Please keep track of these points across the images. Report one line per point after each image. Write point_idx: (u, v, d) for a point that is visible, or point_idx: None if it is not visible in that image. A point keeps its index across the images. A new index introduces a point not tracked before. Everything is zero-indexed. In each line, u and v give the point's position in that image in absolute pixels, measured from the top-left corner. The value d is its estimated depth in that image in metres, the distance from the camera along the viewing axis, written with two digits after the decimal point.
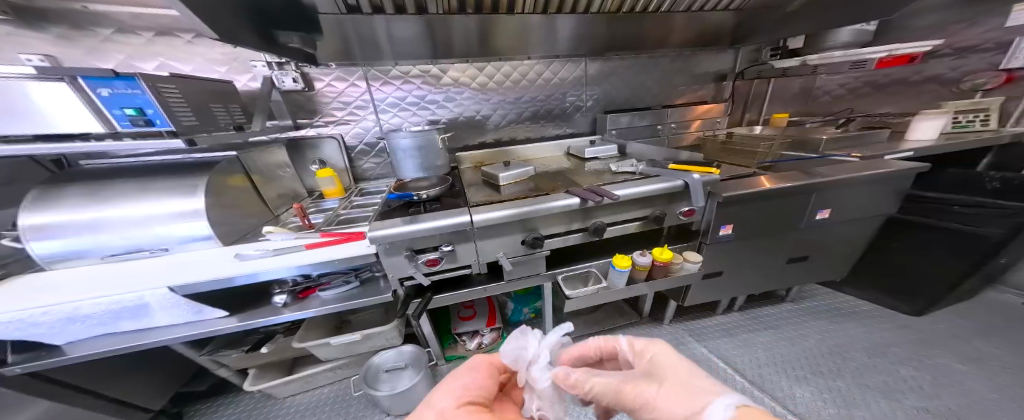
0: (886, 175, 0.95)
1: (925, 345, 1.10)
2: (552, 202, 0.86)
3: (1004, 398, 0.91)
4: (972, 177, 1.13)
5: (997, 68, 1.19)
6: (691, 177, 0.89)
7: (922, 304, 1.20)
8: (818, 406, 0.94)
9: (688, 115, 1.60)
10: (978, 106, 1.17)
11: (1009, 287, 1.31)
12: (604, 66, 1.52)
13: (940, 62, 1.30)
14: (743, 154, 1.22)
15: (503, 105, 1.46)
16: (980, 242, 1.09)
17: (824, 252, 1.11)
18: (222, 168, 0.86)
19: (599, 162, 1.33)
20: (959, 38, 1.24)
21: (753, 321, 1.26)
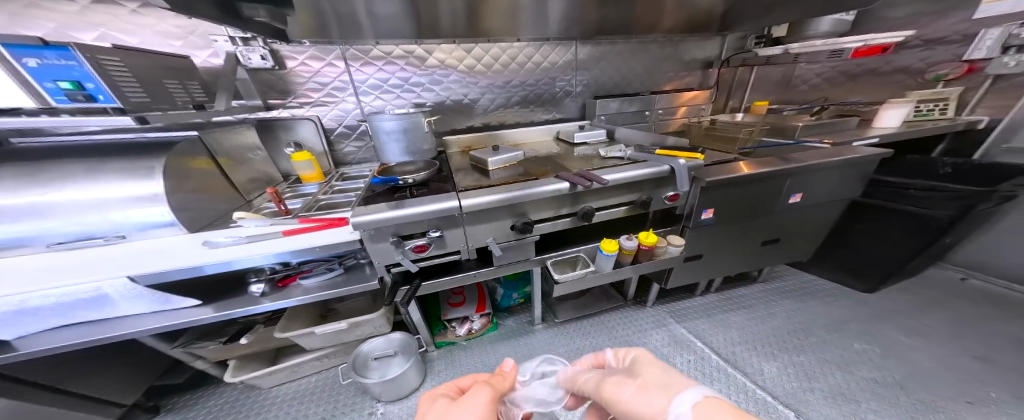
0: (854, 160, 1.00)
1: (878, 320, 1.19)
2: (541, 187, 0.86)
3: (939, 367, 1.00)
4: (929, 163, 1.25)
5: (961, 58, 1.23)
6: (678, 162, 0.90)
7: (876, 281, 1.30)
8: (782, 380, 1.00)
9: (675, 101, 1.61)
10: (939, 95, 1.23)
11: (951, 264, 1.43)
12: (595, 50, 1.50)
13: (910, 54, 1.34)
14: (726, 141, 1.24)
15: (490, 87, 1.42)
16: (932, 223, 1.12)
17: (795, 235, 1.17)
18: (181, 149, 0.80)
19: (588, 147, 1.33)
20: (929, 30, 1.28)
21: (729, 301, 1.33)
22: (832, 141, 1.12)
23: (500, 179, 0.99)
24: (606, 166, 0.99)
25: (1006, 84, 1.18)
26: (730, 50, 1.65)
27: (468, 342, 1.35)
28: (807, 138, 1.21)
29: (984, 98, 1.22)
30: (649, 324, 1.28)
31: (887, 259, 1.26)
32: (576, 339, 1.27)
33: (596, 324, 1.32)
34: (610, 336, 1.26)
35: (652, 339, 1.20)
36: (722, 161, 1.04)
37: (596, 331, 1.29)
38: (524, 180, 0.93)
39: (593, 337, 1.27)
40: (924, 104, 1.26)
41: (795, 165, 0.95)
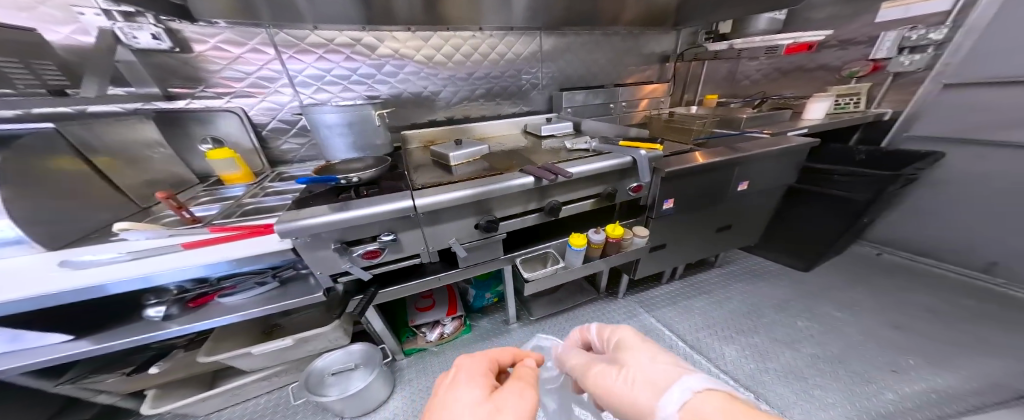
0: (789, 148, 1.09)
1: (814, 297, 1.33)
2: (506, 182, 0.82)
3: (866, 339, 1.12)
4: (846, 151, 1.40)
5: (866, 58, 1.38)
6: (639, 153, 0.91)
7: (809, 262, 1.46)
8: (740, 362, 1.08)
9: (637, 94, 1.65)
10: (853, 90, 1.42)
11: (868, 241, 1.63)
12: (557, 41, 1.47)
13: (829, 53, 1.48)
14: (682, 131, 1.33)
15: (446, 80, 1.33)
16: (851, 205, 1.28)
17: (744, 220, 1.26)
18: (30, 146, 0.65)
19: (555, 140, 1.32)
20: (843, 31, 1.42)
21: (690, 288, 1.41)
22: (772, 131, 1.21)
23: (461, 174, 0.94)
24: (572, 159, 0.98)
25: (903, 82, 1.35)
26: (683, 45, 1.72)
27: (440, 347, 1.29)
28: (754, 129, 1.30)
29: (888, 94, 1.39)
30: (621, 315, 1.32)
31: (819, 240, 1.40)
32: (551, 336, 1.27)
33: (571, 318, 1.34)
34: None
35: None
36: (679, 152, 1.08)
37: (571, 326, 1.30)
38: (487, 175, 0.89)
39: (568, 332, 1.28)
40: (845, 97, 1.42)
41: (744, 154, 1.01)
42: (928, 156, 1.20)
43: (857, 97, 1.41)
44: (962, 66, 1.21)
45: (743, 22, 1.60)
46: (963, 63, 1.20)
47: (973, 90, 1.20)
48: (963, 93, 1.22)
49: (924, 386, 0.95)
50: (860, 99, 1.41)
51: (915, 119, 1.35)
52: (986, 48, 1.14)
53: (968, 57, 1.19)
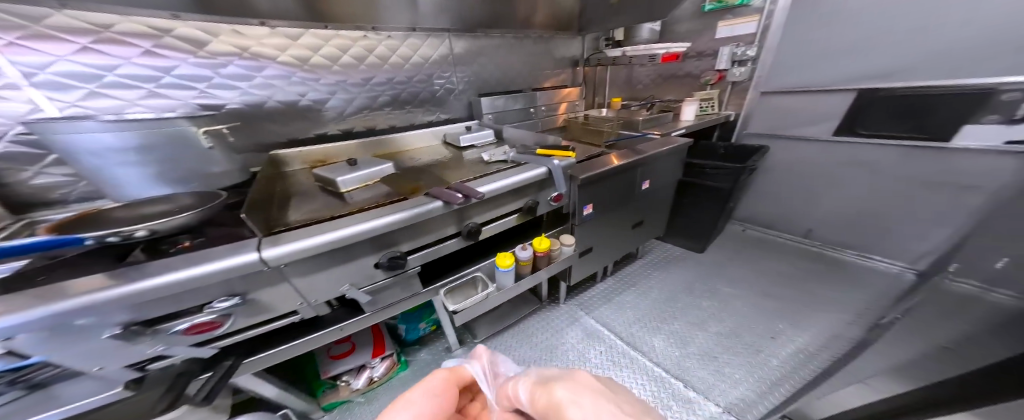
0: (676, 147, 1.24)
1: (714, 273, 1.53)
2: (407, 210, 0.68)
3: (747, 311, 1.28)
4: (707, 147, 1.74)
5: (714, 68, 1.70)
6: (553, 163, 0.89)
7: (702, 243, 1.68)
8: (666, 350, 1.15)
9: (554, 98, 1.68)
10: (709, 96, 1.73)
11: (738, 221, 1.99)
12: (465, 44, 1.38)
13: (690, 62, 1.78)
14: (592, 135, 1.40)
15: (321, 89, 1.09)
16: (718, 193, 1.49)
17: (653, 214, 1.40)
18: None
19: (474, 150, 1.23)
20: (698, 44, 1.72)
21: (621, 284, 1.49)
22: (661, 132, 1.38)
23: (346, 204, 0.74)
24: (489, 172, 0.90)
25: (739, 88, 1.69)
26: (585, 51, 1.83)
27: (367, 396, 1.08)
28: (648, 130, 1.47)
29: (732, 97, 1.73)
30: (564, 320, 1.31)
31: (704, 224, 1.62)
32: None
33: (516, 334, 1.27)
34: (530, 343, 1.22)
35: (568, 337, 1.22)
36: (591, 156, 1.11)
37: (515, 343, 1.23)
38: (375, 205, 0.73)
39: (512, 351, 1.20)
40: (706, 100, 1.74)
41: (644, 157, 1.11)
42: (760, 148, 1.55)
43: (715, 100, 1.72)
44: (768, 79, 1.59)
45: (631, 31, 1.79)
46: (768, 78, 1.59)
47: (776, 96, 1.60)
48: (773, 98, 1.62)
49: (794, 345, 1.11)
50: (717, 102, 1.73)
51: (753, 117, 1.71)
52: (780, 65, 1.54)
53: (771, 72, 1.58)
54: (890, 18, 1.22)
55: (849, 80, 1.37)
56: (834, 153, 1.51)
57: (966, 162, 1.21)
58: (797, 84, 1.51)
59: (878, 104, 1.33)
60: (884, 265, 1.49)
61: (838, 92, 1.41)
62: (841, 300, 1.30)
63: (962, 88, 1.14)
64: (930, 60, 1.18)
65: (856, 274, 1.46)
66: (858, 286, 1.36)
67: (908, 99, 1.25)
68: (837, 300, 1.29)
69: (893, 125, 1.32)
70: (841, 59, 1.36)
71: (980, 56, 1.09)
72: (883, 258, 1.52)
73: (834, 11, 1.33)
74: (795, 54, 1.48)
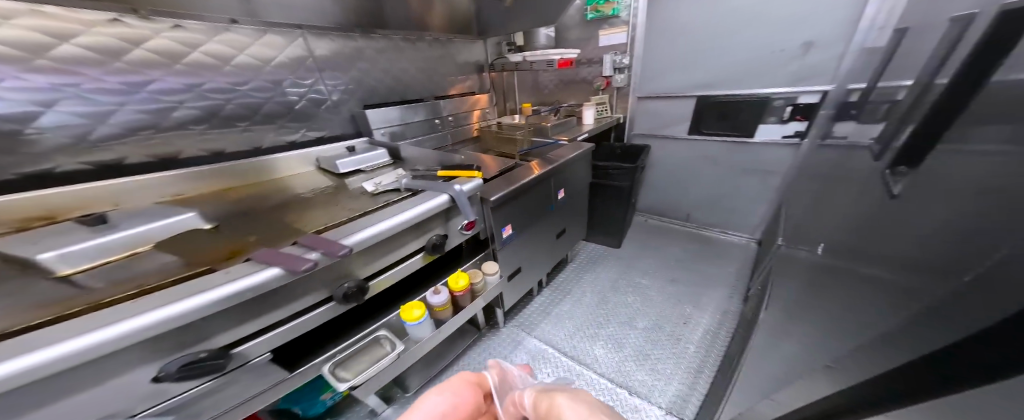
0: (583, 152, 1.29)
1: (630, 263, 1.69)
2: (227, 290, 0.47)
3: (663, 298, 1.44)
4: (604, 150, 2.01)
5: (602, 74, 1.89)
6: (455, 189, 0.75)
7: (617, 239, 1.79)
8: (607, 359, 1.17)
9: (463, 106, 1.57)
10: (601, 101, 1.93)
11: (642, 212, 2.26)
12: (348, 44, 1.21)
13: (583, 68, 1.94)
14: (507, 144, 1.39)
15: (8, 93, 0.69)
16: (623, 192, 1.63)
17: (574, 219, 1.45)
18: None
19: (365, 176, 0.99)
20: (586, 52, 1.89)
21: (559, 293, 1.51)
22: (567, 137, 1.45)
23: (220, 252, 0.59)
24: (376, 208, 0.72)
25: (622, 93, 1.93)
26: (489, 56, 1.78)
27: None
28: (554, 134, 1.52)
29: (618, 102, 1.96)
30: (507, 347, 1.23)
31: (616, 222, 1.74)
32: None
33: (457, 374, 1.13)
34: None
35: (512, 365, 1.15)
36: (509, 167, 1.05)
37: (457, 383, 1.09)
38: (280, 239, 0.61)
39: None
40: (600, 105, 1.93)
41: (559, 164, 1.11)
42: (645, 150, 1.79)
43: (604, 106, 1.93)
44: (642, 86, 1.89)
45: (529, 37, 1.83)
46: (642, 85, 1.88)
47: (648, 101, 1.90)
48: (647, 103, 1.91)
49: (702, 328, 1.26)
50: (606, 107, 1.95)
51: (638, 118, 1.98)
52: (649, 75, 1.83)
53: (643, 81, 1.87)
54: (712, 40, 1.58)
55: (693, 87, 1.72)
56: (692, 148, 1.87)
57: (768, 152, 1.65)
58: (660, 90, 1.83)
59: (713, 108, 1.71)
60: (737, 237, 1.89)
61: (688, 97, 1.76)
62: (715, 270, 1.60)
63: (754, 94, 1.57)
64: (738, 74, 1.57)
65: (722, 247, 1.82)
66: (723, 256, 1.73)
67: (730, 104, 1.65)
68: (714, 273, 1.58)
69: (722, 126, 1.72)
70: (685, 71, 1.71)
71: (764, 71, 1.51)
72: (736, 232, 1.93)
73: (678, 32, 1.65)
74: (657, 66, 1.78)
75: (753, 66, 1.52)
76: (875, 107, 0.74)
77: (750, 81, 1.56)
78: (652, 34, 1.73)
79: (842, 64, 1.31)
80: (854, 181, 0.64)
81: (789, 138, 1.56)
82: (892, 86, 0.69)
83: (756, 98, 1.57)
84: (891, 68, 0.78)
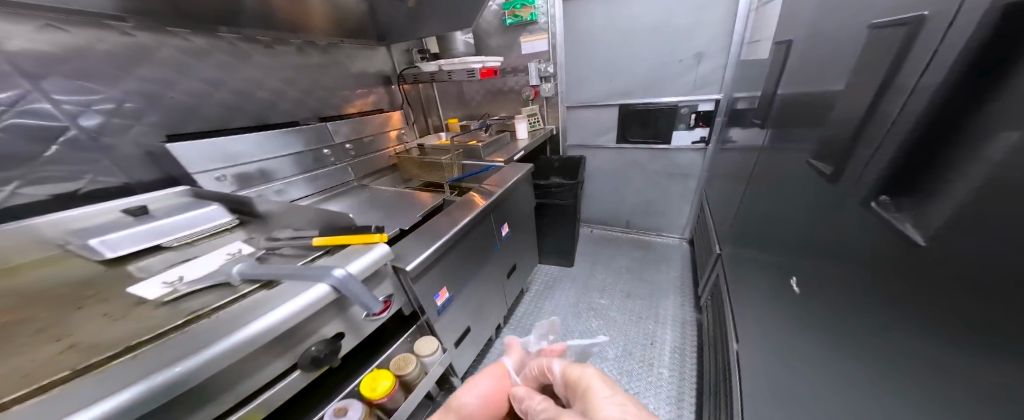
0: (522, 177, 1.18)
1: (584, 281, 1.62)
2: None
3: (624, 319, 1.38)
4: (542, 164, 1.91)
5: (529, 84, 1.80)
6: (335, 273, 0.48)
7: (570, 258, 1.71)
8: None
9: (365, 128, 1.17)
10: (533, 111, 1.82)
11: (587, 223, 2.26)
12: (112, 40, 0.72)
13: (508, 78, 1.82)
14: (435, 172, 1.15)
15: None
16: (569, 210, 1.54)
17: (523, 251, 1.29)
18: None
19: (170, 256, 0.59)
20: (510, 60, 1.78)
21: (518, 333, 1.34)
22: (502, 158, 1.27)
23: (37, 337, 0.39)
24: (182, 330, 0.41)
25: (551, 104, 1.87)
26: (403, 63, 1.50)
27: None
28: (490, 155, 1.34)
29: (547, 113, 1.89)
30: None
31: (565, 240, 1.64)
32: None
33: None
34: None
35: None
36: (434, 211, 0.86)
37: None
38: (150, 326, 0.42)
39: None
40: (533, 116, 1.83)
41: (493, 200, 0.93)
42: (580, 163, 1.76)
43: (538, 117, 1.84)
44: (567, 96, 1.86)
45: (445, 44, 1.62)
46: (567, 95, 1.85)
47: (575, 110, 1.89)
48: (575, 112, 1.88)
49: (669, 347, 1.24)
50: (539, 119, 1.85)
51: (570, 128, 1.95)
52: (572, 84, 1.81)
53: (569, 90, 1.84)
54: (622, 50, 1.59)
55: (611, 96, 1.74)
56: (621, 156, 1.90)
57: (685, 157, 1.75)
58: (584, 100, 1.82)
59: (631, 116, 1.74)
60: (671, 238, 2.00)
61: (609, 107, 1.77)
62: (659, 277, 1.63)
63: (663, 103, 1.64)
64: (648, 82, 1.62)
65: (661, 252, 1.88)
66: (664, 260, 1.79)
67: (646, 112, 1.69)
68: (660, 281, 1.61)
69: (641, 133, 1.76)
70: (603, 80, 1.72)
71: (670, 79, 1.56)
72: (671, 234, 2.03)
73: (595, 41, 1.64)
74: (578, 75, 1.77)
75: (660, 75, 1.57)
76: (791, 116, 0.74)
77: (659, 89, 1.61)
78: (570, 43, 1.68)
79: (726, 75, 1.45)
80: (799, 195, 0.61)
81: (696, 143, 1.68)
82: (805, 95, 0.68)
83: (662, 109, 1.64)
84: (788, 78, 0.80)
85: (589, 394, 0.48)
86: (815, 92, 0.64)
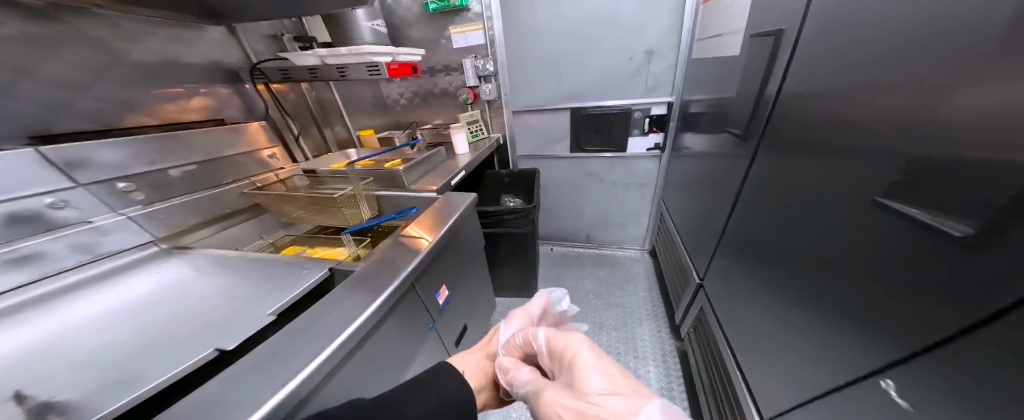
0: (461, 216, 0.87)
1: None
2: None
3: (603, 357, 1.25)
4: (492, 179, 1.68)
5: (466, 85, 1.52)
6: None
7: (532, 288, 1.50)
8: None
9: (170, 152, 0.79)
10: (473, 118, 1.54)
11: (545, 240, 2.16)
12: None
13: (441, 78, 1.52)
14: (332, 216, 0.80)
15: None
16: (525, 239, 1.28)
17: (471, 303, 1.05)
18: None
19: None
20: (440, 57, 1.48)
21: None
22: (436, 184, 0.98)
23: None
24: None
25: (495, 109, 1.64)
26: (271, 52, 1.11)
27: None
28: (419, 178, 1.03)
29: (493, 119, 1.66)
30: None
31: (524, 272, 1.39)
32: None
33: None
34: None
35: None
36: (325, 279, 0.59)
37: None
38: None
39: None
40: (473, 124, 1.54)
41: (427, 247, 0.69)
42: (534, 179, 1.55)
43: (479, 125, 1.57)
44: (511, 98, 1.59)
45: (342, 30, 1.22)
46: (511, 98, 1.59)
47: (521, 115, 1.64)
48: (521, 118, 1.64)
49: (654, 378, 1.21)
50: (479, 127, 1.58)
51: (517, 138, 1.71)
52: (514, 84, 1.55)
53: (512, 92, 1.57)
54: (567, 47, 1.39)
55: (560, 99, 1.53)
56: (575, 167, 1.74)
57: (639, 166, 1.66)
58: (531, 104, 1.58)
59: (583, 123, 1.57)
60: (632, 251, 2.00)
61: (559, 112, 1.57)
62: (629, 301, 1.62)
63: (616, 107, 1.48)
64: (599, 83, 1.44)
65: (626, 269, 1.87)
66: (630, 281, 1.76)
67: (598, 117, 1.53)
68: (631, 304, 1.60)
69: (595, 141, 1.61)
70: (550, 80, 1.49)
71: (619, 79, 1.41)
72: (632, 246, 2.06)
73: (539, 35, 1.39)
74: (521, 73, 1.50)
75: (610, 74, 1.41)
76: (800, 125, 0.59)
77: (610, 90, 1.45)
78: (509, 37, 1.42)
79: (677, 74, 1.34)
80: (835, 243, 0.49)
81: (651, 150, 1.59)
82: (821, 97, 0.54)
83: (613, 115, 1.51)
84: (782, 73, 0.65)
85: (574, 363, 0.53)
86: (891, 85, 0.42)
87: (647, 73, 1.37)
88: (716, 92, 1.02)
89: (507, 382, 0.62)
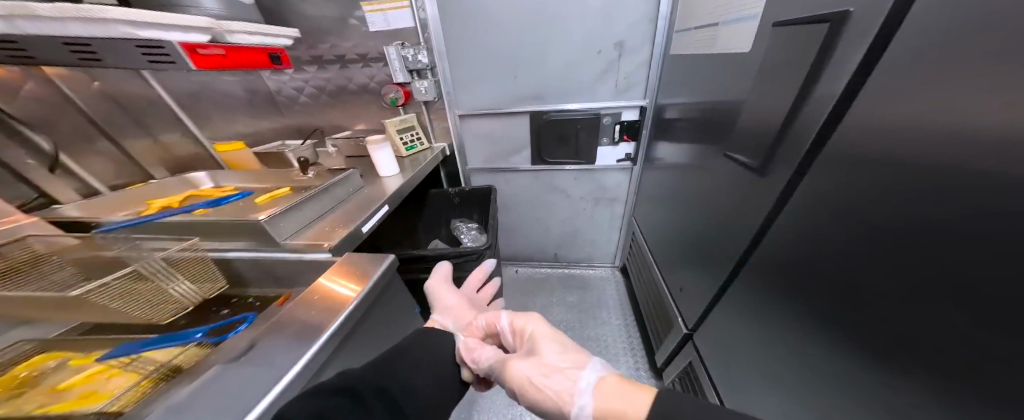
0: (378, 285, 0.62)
1: None
2: None
3: None
4: (439, 198, 1.45)
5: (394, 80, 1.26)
6: None
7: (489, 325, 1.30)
8: None
9: None
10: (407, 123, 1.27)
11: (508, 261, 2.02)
12: None
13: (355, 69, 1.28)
14: (100, 309, 0.51)
15: None
16: None
17: None
18: None
19: None
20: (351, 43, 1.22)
21: None
22: (334, 239, 0.69)
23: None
24: None
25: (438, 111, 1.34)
26: None
27: None
28: (321, 223, 0.76)
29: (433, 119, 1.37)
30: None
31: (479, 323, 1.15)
32: None
33: None
34: None
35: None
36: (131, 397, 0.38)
37: None
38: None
39: None
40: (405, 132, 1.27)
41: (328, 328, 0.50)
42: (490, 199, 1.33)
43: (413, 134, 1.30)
44: (455, 99, 1.28)
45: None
46: (456, 98, 1.28)
47: (470, 119, 1.34)
48: (470, 124, 1.35)
49: None
50: (414, 137, 1.30)
51: (468, 148, 1.42)
52: (459, 82, 1.24)
53: (456, 90, 1.26)
54: (522, 36, 1.11)
55: (516, 101, 1.26)
56: (538, 182, 1.52)
57: (608, 180, 1.48)
58: (482, 108, 1.29)
59: (544, 131, 1.31)
60: (603, 270, 1.90)
61: (516, 117, 1.30)
62: (604, 332, 1.53)
63: (582, 112, 1.25)
64: (561, 82, 1.20)
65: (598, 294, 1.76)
66: (603, 308, 1.68)
67: (561, 124, 1.29)
68: (606, 336, 1.51)
69: (558, 153, 1.37)
70: (503, 77, 1.20)
71: (585, 78, 1.18)
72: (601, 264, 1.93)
73: (489, 17, 1.08)
74: (465, 68, 1.20)
75: (573, 72, 1.17)
76: (880, 166, 0.38)
77: (575, 91, 1.21)
78: (449, 18, 1.10)
79: (651, 74, 1.14)
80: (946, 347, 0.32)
81: (621, 162, 1.40)
82: (924, 121, 0.33)
83: (577, 122, 1.28)
84: (826, 79, 0.45)
85: (535, 337, 0.55)
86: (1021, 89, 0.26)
87: (616, 72, 1.16)
88: (709, 101, 0.82)
89: (470, 360, 0.59)
